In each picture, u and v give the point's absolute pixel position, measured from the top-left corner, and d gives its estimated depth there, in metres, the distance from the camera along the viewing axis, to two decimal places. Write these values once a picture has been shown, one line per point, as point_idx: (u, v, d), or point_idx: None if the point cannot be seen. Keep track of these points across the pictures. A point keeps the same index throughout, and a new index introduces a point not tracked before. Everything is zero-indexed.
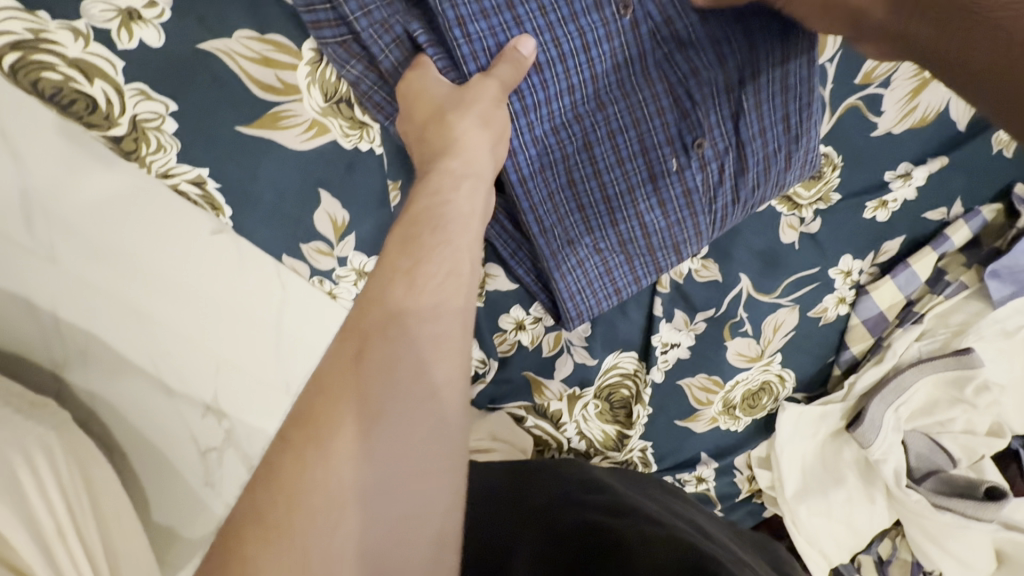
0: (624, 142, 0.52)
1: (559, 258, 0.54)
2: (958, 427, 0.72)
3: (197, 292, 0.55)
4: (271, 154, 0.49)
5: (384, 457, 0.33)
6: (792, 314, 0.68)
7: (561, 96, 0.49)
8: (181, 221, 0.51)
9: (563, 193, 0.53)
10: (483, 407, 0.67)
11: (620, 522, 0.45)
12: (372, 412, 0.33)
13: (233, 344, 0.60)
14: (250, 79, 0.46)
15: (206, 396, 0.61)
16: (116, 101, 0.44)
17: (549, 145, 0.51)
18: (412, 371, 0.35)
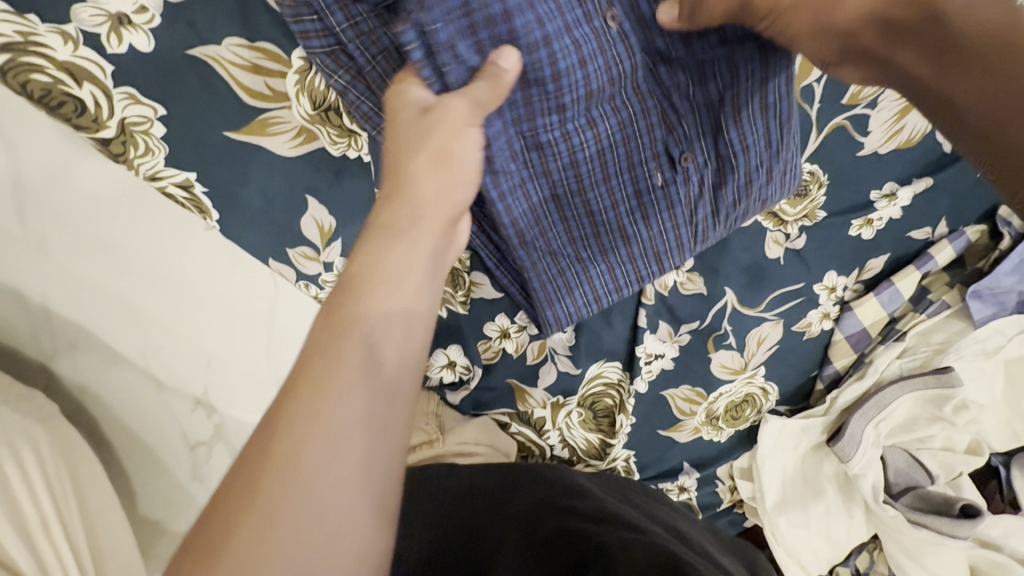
0: (607, 156, 0.51)
1: (538, 269, 0.54)
2: (937, 444, 0.73)
3: (189, 287, 0.61)
4: (260, 160, 0.51)
5: (323, 476, 0.30)
6: (776, 328, 0.69)
7: (545, 111, 0.46)
8: (174, 221, 0.56)
9: (545, 206, 0.52)
10: (467, 412, 0.69)
11: (603, 529, 0.45)
12: (314, 390, 0.31)
13: (222, 337, 0.66)
14: (240, 87, 0.47)
15: (197, 388, 0.67)
16: (104, 104, 0.45)
17: (531, 160, 0.49)
18: (362, 351, 0.33)
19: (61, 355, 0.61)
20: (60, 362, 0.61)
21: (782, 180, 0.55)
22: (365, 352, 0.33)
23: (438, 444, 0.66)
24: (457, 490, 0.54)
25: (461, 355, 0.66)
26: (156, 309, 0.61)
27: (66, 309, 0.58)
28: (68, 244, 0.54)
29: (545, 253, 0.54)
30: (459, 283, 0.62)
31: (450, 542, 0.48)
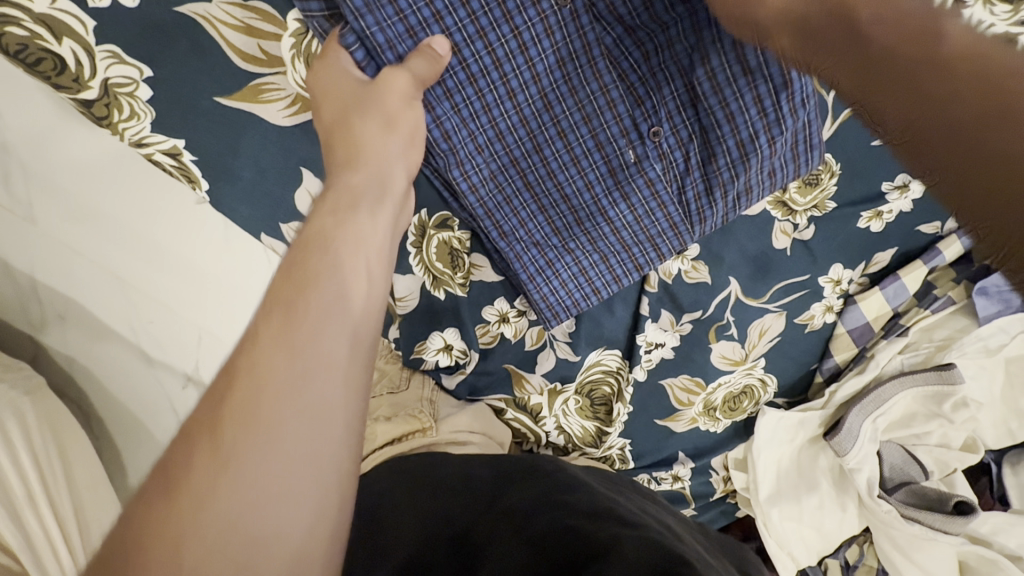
0: (577, 137, 0.52)
1: (522, 258, 0.58)
2: (933, 440, 0.73)
3: (155, 247, 0.59)
4: (253, 128, 0.49)
5: (294, 380, 0.36)
6: (779, 320, 0.68)
7: (501, 102, 0.50)
8: (151, 180, 0.57)
9: (522, 197, 0.55)
10: (462, 397, 0.67)
11: (597, 526, 0.42)
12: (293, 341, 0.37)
13: (198, 307, 0.63)
14: (232, 49, 0.46)
15: (187, 366, 0.64)
16: (86, 63, 0.44)
17: (497, 151, 0.52)
18: (332, 293, 0.39)
19: (50, 324, 0.63)
20: (49, 332, 0.64)
21: (791, 155, 0.53)
22: (329, 280, 0.39)
23: (432, 433, 0.62)
24: (450, 481, 0.52)
25: (458, 339, 0.64)
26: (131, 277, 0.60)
27: (48, 279, 0.60)
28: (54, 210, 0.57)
29: (527, 243, 0.57)
30: (459, 265, 0.61)
31: (438, 540, 0.45)
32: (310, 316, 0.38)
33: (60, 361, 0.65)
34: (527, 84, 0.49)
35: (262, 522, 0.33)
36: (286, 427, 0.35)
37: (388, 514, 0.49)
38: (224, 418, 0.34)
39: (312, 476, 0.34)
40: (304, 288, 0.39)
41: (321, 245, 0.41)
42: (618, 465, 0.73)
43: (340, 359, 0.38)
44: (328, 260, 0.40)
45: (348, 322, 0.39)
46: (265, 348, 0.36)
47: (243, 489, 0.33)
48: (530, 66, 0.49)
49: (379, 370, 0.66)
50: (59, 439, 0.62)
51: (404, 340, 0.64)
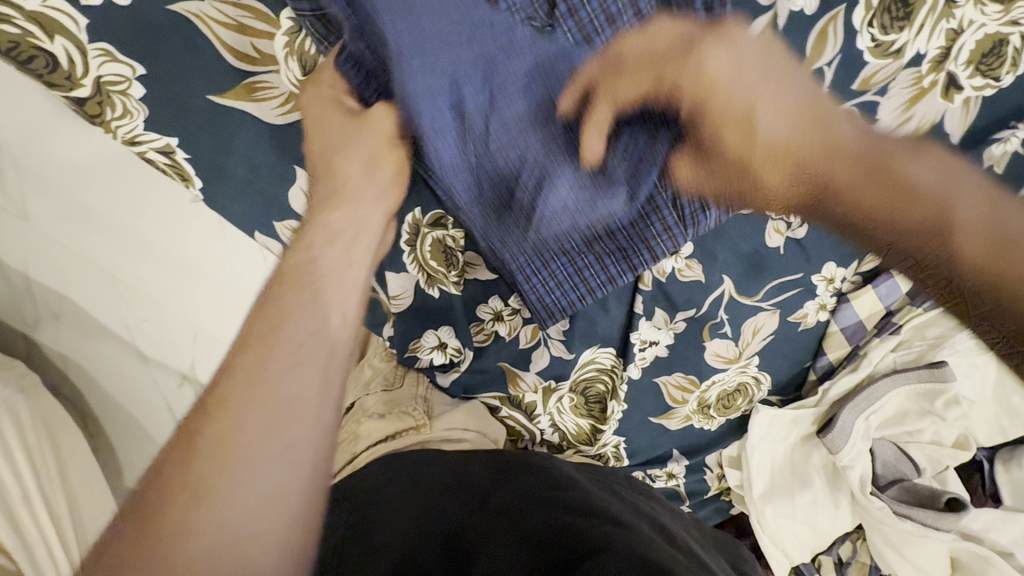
0: (562, 146, 0.49)
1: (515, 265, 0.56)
2: (925, 437, 0.74)
3: (142, 245, 0.59)
4: (248, 127, 0.49)
5: (275, 401, 0.39)
6: (773, 318, 0.68)
7: (470, 107, 0.47)
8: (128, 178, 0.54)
9: (502, 203, 0.52)
10: (457, 395, 0.68)
11: (590, 523, 0.42)
12: (273, 368, 0.40)
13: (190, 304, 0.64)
14: (225, 47, 0.46)
15: (182, 364, 0.67)
16: (79, 62, 0.44)
17: (470, 158, 0.50)
18: (313, 317, 0.44)
19: (44, 321, 0.66)
20: (43, 329, 0.67)
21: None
22: (304, 314, 0.44)
23: (426, 430, 0.62)
24: (446, 478, 0.53)
25: (453, 337, 0.65)
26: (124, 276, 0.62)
27: (45, 276, 0.63)
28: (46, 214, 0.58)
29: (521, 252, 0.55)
30: (453, 263, 0.60)
31: (432, 533, 0.45)
32: (284, 350, 0.41)
33: (56, 360, 0.69)
34: (504, 93, 0.47)
35: (239, 540, 0.34)
36: (259, 446, 0.37)
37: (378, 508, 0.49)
38: (197, 447, 0.37)
39: (284, 492, 0.36)
40: (279, 323, 0.43)
41: (296, 282, 0.46)
42: (613, 463, 0.73)
43: (314, 389, 0.41)
44: (304, 297, 0.45)
45: (323, 353, 0.43)
46: (240, 379, 0.40)
47: (216, 505, 0.35)
48: (507, 73, 0.46)
49: (373, 369, 0.67)
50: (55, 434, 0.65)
51: (398, 338, 0.65)
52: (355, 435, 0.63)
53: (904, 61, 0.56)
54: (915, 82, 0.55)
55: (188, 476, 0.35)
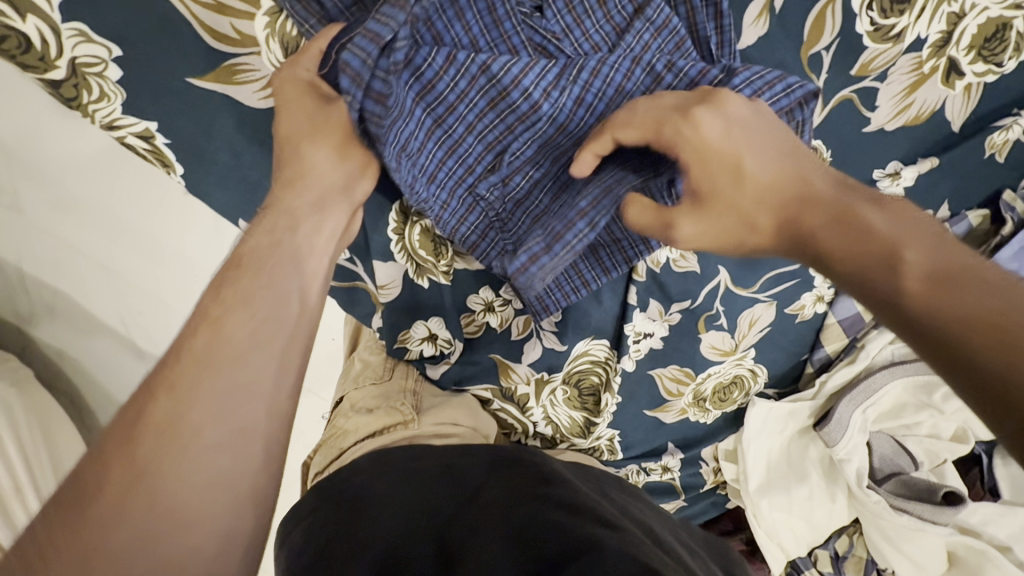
0: (540, 158, 0.51)
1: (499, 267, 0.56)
2: (924, 431, 0.72)
3: (127, 230, 0.64)
4: (228, 110, 0.48)
5: (229, 387, 0.37)
6: (769, 310, 0.67)
7: (445, 102, 0.47)
8: (112, 171, 0.59)
9: (489, 195, 0.52)
10: (448, 387, 0.67)
11: (578, 521, 0.42)
12: (235, 355, 0.38)
13: (166, 285, 0.69)
14: (201, 26, 0.44)
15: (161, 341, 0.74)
16: (52, 42, 0.43)
17: (452, 153, 0.50)
18: (275, 298, 0.42)
19: (39, 316, 0.71)
20: (38, 323, 0.72)
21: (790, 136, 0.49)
22: (263, 298, 0.42)
23: (414, 426, 0.60)
24: (436, 472, 0.52)
25: (443, 328, 0.64)
26: (107, 259, 0.66)
27: (39, 271, 0.67)
28: (33, 203, 0.61)
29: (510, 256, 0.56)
30: (442, 253, 0.60)
31: (419, 525, 0.44)
32: (238, 336, 0.39)
33: (51, 355, 0.74)
34: (481, 114, 0.48)
35: (183, 521, 0.33)
36: (205, 431, 0.36)
37: (365, 502, 0.47)
38: (141, 432, 0.34)
39: (235, 477, 0.36)
40: (229, 308, 0.40)
41: (255, 268, 0.43)
42: (606, 456, 0.72)
43: (269, 376, 0.39)
44: (261, 281, 0.42)
45: (280, 340, 0.41)
46: (193, 363, 0.37)
47: (162, 487, 0.33)
48: (482, 95, 0.47)
49: (364, 362, 0.67)
50: (46, 424, 0.72)
51: (386, 329, 0.64)
52: (343, 430, 0.61)
53: (904, 46, 0.55)
54: (919, 71, 0.57)
55: (126, 464, 0.33)
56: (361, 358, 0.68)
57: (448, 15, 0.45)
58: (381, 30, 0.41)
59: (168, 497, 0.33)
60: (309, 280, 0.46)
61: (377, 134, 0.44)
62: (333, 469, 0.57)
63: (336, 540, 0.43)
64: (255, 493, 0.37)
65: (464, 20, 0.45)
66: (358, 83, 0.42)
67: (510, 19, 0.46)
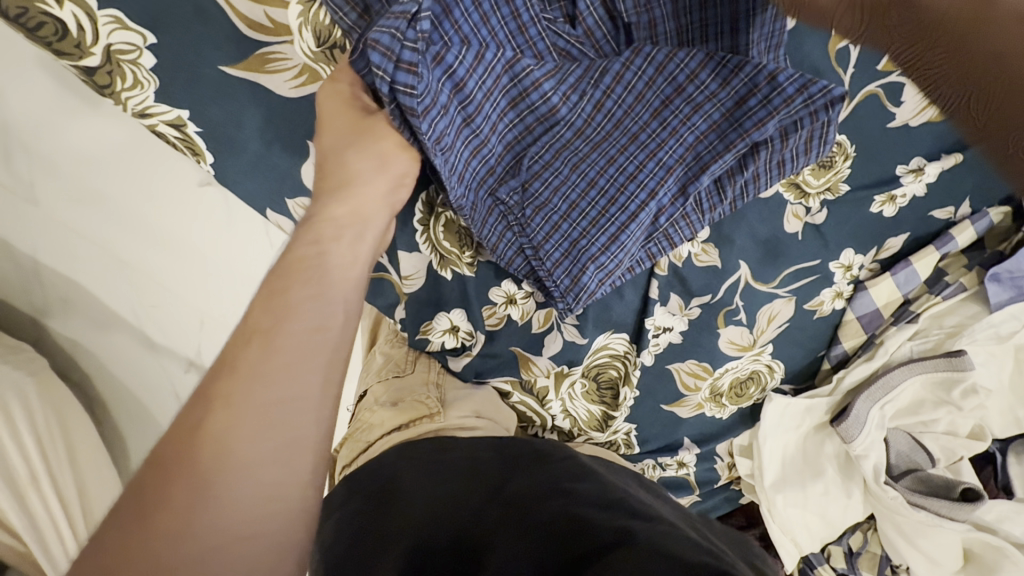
0: (559, 161, 0.52)
1: (519, 263, 0.58)
2: (940, 428, 0.73)
3: (144, 221, 0.64)
4: (259, 99, 0.48)
5: (276, 402, 0.36)
6: (788, 306, 0.67)
7: (474, 108, 0.47)
8: (130, 163, 0.60)
9: (514, 196, 0.53)
10: (468, 380, 0.67)
11: (606, 516, 0.42)
12: (267, 360, 0.37)
13: (179, 278, 0.69)
14: (238, 16, 0.45)
15: (171, 335, 0.73)
16: (88, 28, 0.44)
17: (482, 154, 0.50)
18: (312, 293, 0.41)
19: (53, 310, 0.72)
20: (53, 316, 0.72)
21: (804, 147, 0.50)
22: (309, 308, 0.40)
23: (440, 418, 0.61)
24: (458, 467, 0.51)
25: (464, 320, 0.64)
26: (119, 251, 0.66)
27: (55, 263, 0.67)
28: (52, 194, 0.62)
29: (527, 255, 0.57)
30: (466, 245, 0.60)
31: (448, 517, 0.44)
32: (288, 348, 0.38)
33: (65, 345, 0.74)
34: (503, 114, 0.49)
35: (232, 544, 0.32)
36: (257, 448, 0.34)
37: (401, 494, 0.48)
38: (198, 444, 0.34)
39: (279, 496, 0.34)
40: (281, 320, 0.39)
41: (301, 276, 0.41)
42: (623, 450, 0.73)
43: (314, 388, 0.38)
44: (310, 292, 0.41)
45: (326, 353, 0.39)
46: (242, 378, 0.36)
47: (215, 504, 0.32)
48: (504, 95, 0.49)
49: (385, 356, 0.68)
50: (62, 413, 0.72)
51: (409, 321, 0.64)
52: (368, 424, 0.62)
53: None
54: None
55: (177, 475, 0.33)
56: (382, 351, 0.69)
57: (475, 18, 0.44)
58: (408, 6, 0.39)
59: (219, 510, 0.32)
60: (344, 263, 0.44)
61: (408, 107, 0.42)
62: (362, 463, 0.58)
63: (360, 539, 0.43)
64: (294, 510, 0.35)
65: (490, 25, 0.45)
66: (389, 57, 0.39)
67: (534, 26, 0.47)
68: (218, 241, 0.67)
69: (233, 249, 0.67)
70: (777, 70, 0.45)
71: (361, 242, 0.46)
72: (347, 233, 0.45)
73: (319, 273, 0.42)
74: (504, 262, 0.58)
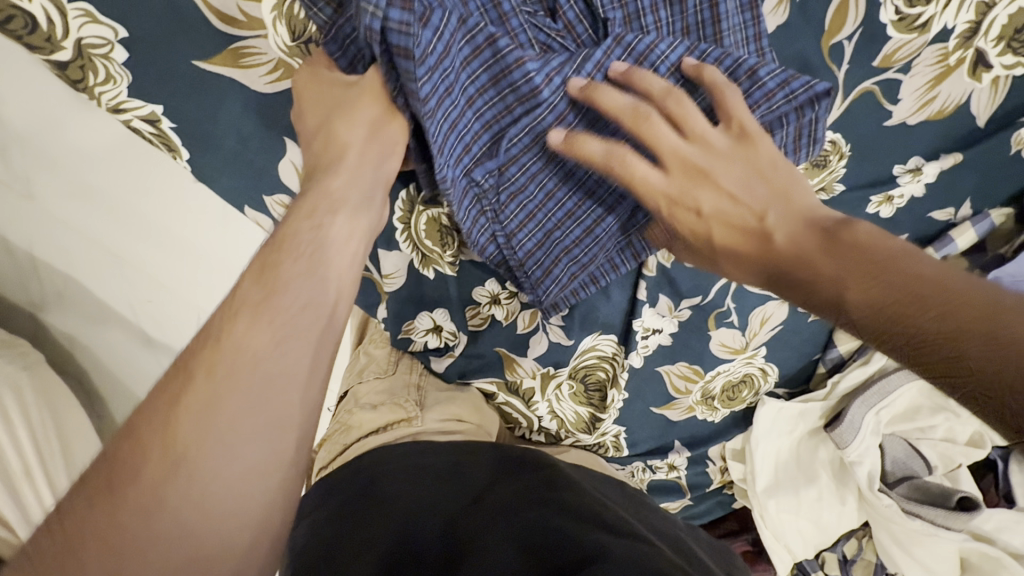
0: (537, 146, 0.49)
1: (491, 251, 0.55)
2: (938, 434, 0.71)
3: (138, 216, 0.64)
4: (234, 93, 0.48)
5: (267, 378, 0.34)
6: (781, 308, 0.66)
7: (447, 90, 0.43)
8: (128, 161, 0.59)
9: (490, 179, 0.50)
10: (453, 380, 0.66)
11: (583, 528, 0.41)
12: (254, 334, 0.35)
13: (171, 272, 0.69)
14: (208, 8, 0.44)
15: (161, 329, 0.73)
16: (58, 21, 0.43)
17: (460, 131, 0.46)
18: (307, 268, 0.39)
19: (49, 304, 0.71)
20: (49, 310, 0.71)
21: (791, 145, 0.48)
22: (301, 285, 0.38)
23: (418, 422, 0.61)
24: (443, 469, 0.51)
25: (448, 320, 0.63)
26: (114, 245, 0.66)
27: (51, 259, 0.66)
28: (51, 189, 0.61)
29: (500, 243, 0.54)
30: (448, 243, 0.58)
31: (423, 518, 0.44)
32: (278, 322, 0.36)
33: (62, 339, 0.74)
34: (482, 90, 0.45)
35: (211, 523, 0.31)
36: (239, 422, 0.33)
37: (381, 497, 0.47)
38: (178, 415, 0.32)
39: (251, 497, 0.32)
40: (272, 293, 0.37)
41: (293, 252, 0.39)
42: (612, 453, 0.72)
43: (304, 366, 0.36)
44: (302, 267, 0.39)
45: (315, 333, 0.38)
46: (229, 350, 0.34)
47: (196, 481, 0.31)
48: (485, 69, 0.44)
49: (370, 356, 0.68)
50: (55, 409, 0.71)
51: (391, 320, 0.63)
52: (348, 425, 0.61)
53: (931, 36, 0.52)
54: (944, 64, 0.54)
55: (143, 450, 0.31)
56: (367, 352, 0.69)
57: None
58: None
59: (196, 494, 0.31)
60: (344, 240, 0.43)
61: (402, 48, 0.39)
62: (336, 464, 0.58)
63: (340, 540, 0.42)
64: (268, 516, 0.33)
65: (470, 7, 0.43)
66: None
67: (515, 16, 0.44)
68: (206, 241, 0.67)
69: (223, 251, 0.68)
70: (759, 66, 0.44)
71: (358, 220, 0.44)
72: (345, 206, 0.43)
73: (312, 247, 0.40)
74: (477, 250, 0.55)
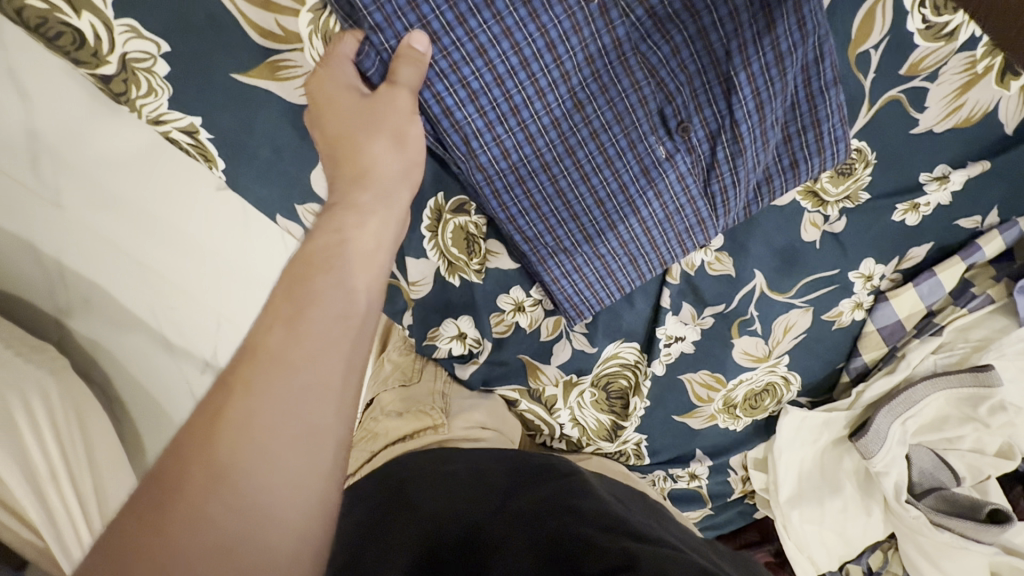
0: (565, 150, 0.52)
1: (524, 250, 0.57)
2: (966, 445, 0.70)
3: (171, 222, 0.65)
4: (270, 106, 0.49)
5: (303, 388, 0.34)
6: (805, 316, 0.65)
7: (466, 104, 0.48)
8: (162, 166, 0.62)
9: (521, 184, 0.53)
10: (476, 387, 0.66)
11: (612, 539, 0.40)
12: (293, 343, 0.35)
13: (201, 278, 0.71)
14: (248, 23, 0.46)
15: (189, 333, 0.74)
16: (104, 37, 0.45)
17: (485, 141, 0.50)
18: (334, 280, 0.38)
19: (75, 309, 0.68)
20: (75, 315, 0.69)
21: (815, 146, 0.54)
22: (331, 297, 0.38)
23: (444, 429, 0.61)
24: (463, 477, 0.51)
25: (472, 327, 0.64)
26: (144, 253, 0.66)
27: (80, 266, 0.66)
28: (81, 198, 0.61)
29: (533, 242, 0.56)
30: (474, 252, 0.61)
31: (444, 525, 0.45)
32: (311, 335, 0.36)
33: (87, 347, 0.71)
34: (510, 96, 0.48)
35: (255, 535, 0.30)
36: (272, 437, 0.32)
37: (409, 501, 0.48)
38: (218, 430, 0.32)
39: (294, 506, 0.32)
40: (303, 308, 0.36)
41: (325, 264, 0.39)
42: (633, 461, 0.71)
43: (337, 373, 0.36)
44: (331, 280, 0.38)
45: (345, 344, 0.37)
46: (265, 363, 0.34)
47: (239, 490, 0.31)
48: (503, 81, 0.47)
49: (393, 363, 0.68)
50: (80, 412, 0.69)
51: (417, 327, 0.64)
52: (373, 433, 0.62)
53: (957, 44, 0.53)
54: (971, 72, 0.55)
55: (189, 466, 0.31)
56: (391, 359, 0.69)
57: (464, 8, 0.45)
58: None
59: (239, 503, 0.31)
60: (364, 241, 0.41)
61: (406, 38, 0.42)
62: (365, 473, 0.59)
63: (362, 548, 0.43)
64: (306, 529, 0.32)
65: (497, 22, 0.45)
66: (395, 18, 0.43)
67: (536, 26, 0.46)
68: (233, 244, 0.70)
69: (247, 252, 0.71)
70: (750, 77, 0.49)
71: (386, 230, 0.43)
72: (373, 218, 0.43)
73: (335, 249, 0.40)
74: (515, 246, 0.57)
